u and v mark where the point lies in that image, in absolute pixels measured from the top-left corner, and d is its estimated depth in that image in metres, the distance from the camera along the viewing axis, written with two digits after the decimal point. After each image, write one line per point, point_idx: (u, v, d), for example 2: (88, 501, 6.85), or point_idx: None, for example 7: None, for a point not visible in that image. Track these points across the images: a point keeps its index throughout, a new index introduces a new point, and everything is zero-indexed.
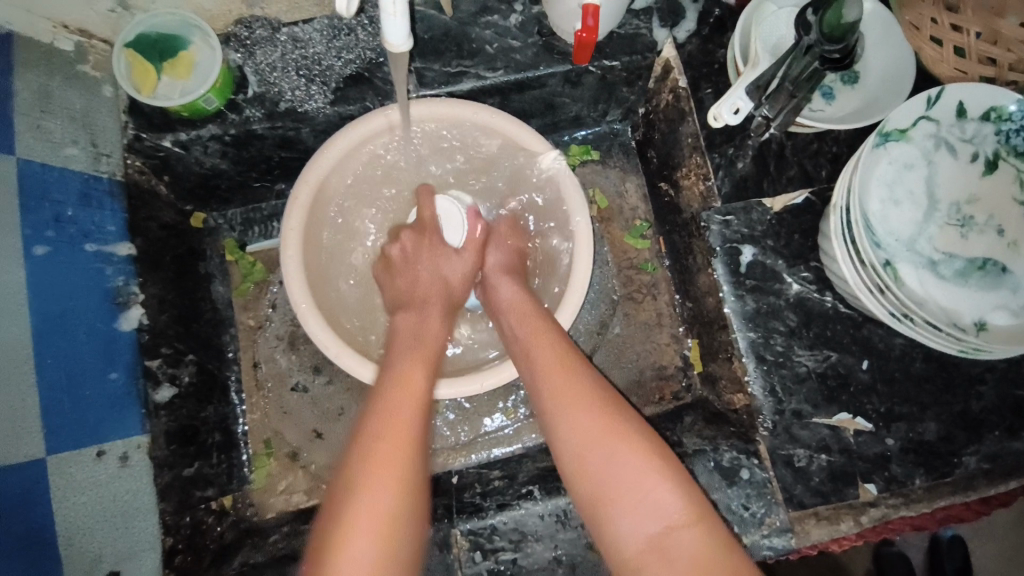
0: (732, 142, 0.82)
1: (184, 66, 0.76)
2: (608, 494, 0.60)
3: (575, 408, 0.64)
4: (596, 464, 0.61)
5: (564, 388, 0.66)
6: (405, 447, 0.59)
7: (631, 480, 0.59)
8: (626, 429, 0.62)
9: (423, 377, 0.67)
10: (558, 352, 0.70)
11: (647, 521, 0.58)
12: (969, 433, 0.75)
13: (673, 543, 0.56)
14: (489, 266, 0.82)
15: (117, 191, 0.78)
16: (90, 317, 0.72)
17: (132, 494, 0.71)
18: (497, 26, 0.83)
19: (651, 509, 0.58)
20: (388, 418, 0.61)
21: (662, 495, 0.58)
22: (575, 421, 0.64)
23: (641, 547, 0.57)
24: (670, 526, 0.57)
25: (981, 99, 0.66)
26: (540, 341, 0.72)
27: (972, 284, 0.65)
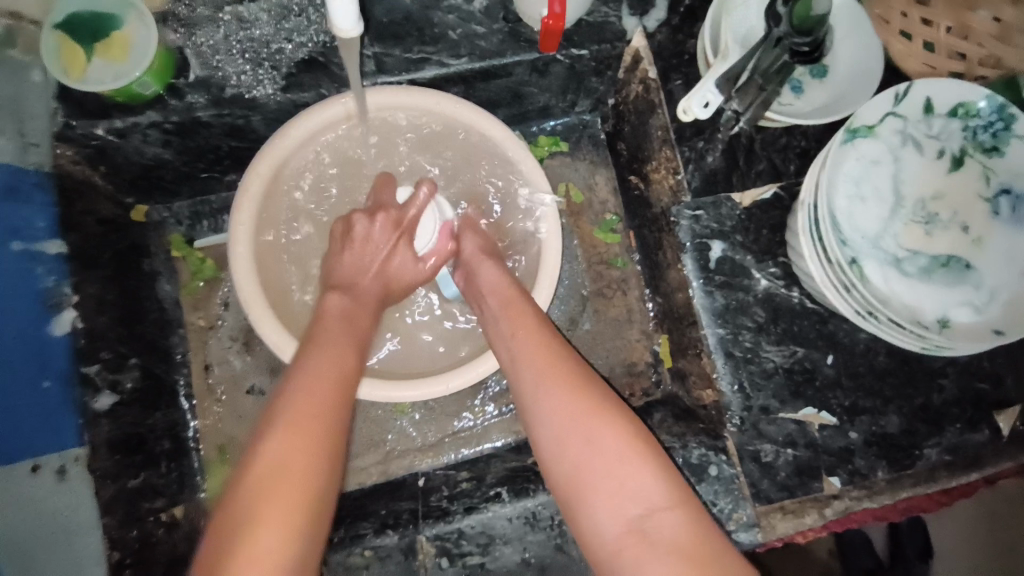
0: (702, 135, 0.81)
1: (120, 47, 0.69)
2: (589, 479, 0.58)
3: (552, 391, 0.63)
4: (579, 449, 0.60)
5: (546, 373, 0.65)
6: (317, 436, 0.55)
7: (611, 465, 0.58)
8: (607, 414, 0.61)
9: (340, 362, 0.62)
10: (535, 337, 0.68)
11: (627, 505, 0.56)
12: (930, 426, 0.76)
13: (654, 526, 0.55)
14: (468, 252, 0.79)
15: (48, 184, 0.72)
16: (18, 321, 0.66)
17: (72, 509, 0.67)
18: (460, 10, 0.79)
19: (632, 492, 0.57)
20: (307, 401, 0.57)
21: (643, 481, 0.57)
22: (555, 406, 0.62)
23: (622, 531, 0.56)
24: (654, 509, 0.56)
25: (949, 94, 0.65)
26: (521, 326, 0.70)
27: (936, 281, 0.65)
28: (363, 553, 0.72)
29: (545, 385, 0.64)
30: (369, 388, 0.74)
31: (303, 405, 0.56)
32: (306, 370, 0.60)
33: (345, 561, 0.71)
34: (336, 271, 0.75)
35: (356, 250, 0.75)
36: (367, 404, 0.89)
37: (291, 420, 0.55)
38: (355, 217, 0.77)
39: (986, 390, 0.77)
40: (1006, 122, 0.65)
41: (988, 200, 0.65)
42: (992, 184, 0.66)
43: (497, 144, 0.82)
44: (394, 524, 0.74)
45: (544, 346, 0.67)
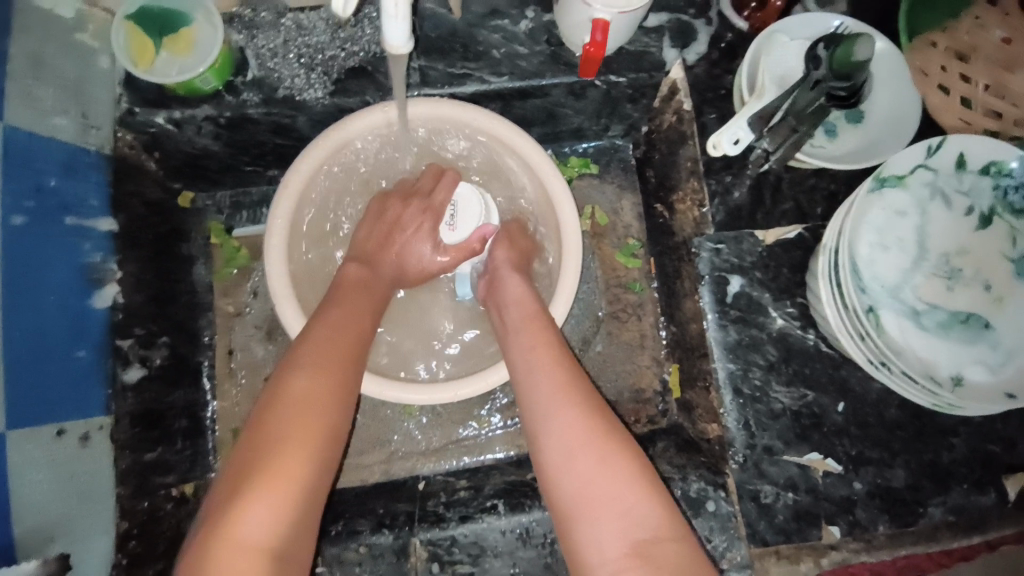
0: (731, 170, 0.81)
1: (184, 43, 0.74)
2: (592, 497, 0.58)
3: (563, 406, 0.64)
4: (584, 466, 0.60)
5: (557, 390, 0.66)
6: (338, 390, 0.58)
7: (614, 484, 0.59)
8: (609, 436, 0.62)
9: (364, 333, 0.66)
10: (548, 354, 0.69)
11: (635, 527, 0.56)
12: (937, 484, 0.76)
13: (658, 549, 0.55)
14: (498, 260, 0.81)
15: (103, 164, 0.77)
16: (65, 291, 0.70)
17: (91, 476, 0.70)
18: (505, 30, 0.82)
19: (633, 514, 0.57)
20: (335, 356, 0.61)
21: (640, 502, 0.58)
22: (567, 423, 0.63)
23: (626, 551, 0.55)
24: (655, 534, 0.56)
25: (983, 153, 0.65)
26: (536, 341, 0.71)
27: (953, 337, 0.64)
28: (358, 549, 0.74)
29: (553, 401, 0.64)
30: (380, 386, 0.76)
31: (331, 360, 0.60)
32: (335, 330, 0.64)
33: (339, 555, 0.73)
34: (359, 243, 0.80)
35: (382, 228, 0.80)
36: (377, 404, 0.89)
37: (320, 369, 0.59)
38: (391, 200, 0.83)
39: (997, 452, 0.76)
40: None
41: (1013, 261, 0.65)
42: (1019, 245, 0.65)
43: (527, 159, 0.83)
44: (390, 524, 0.75)
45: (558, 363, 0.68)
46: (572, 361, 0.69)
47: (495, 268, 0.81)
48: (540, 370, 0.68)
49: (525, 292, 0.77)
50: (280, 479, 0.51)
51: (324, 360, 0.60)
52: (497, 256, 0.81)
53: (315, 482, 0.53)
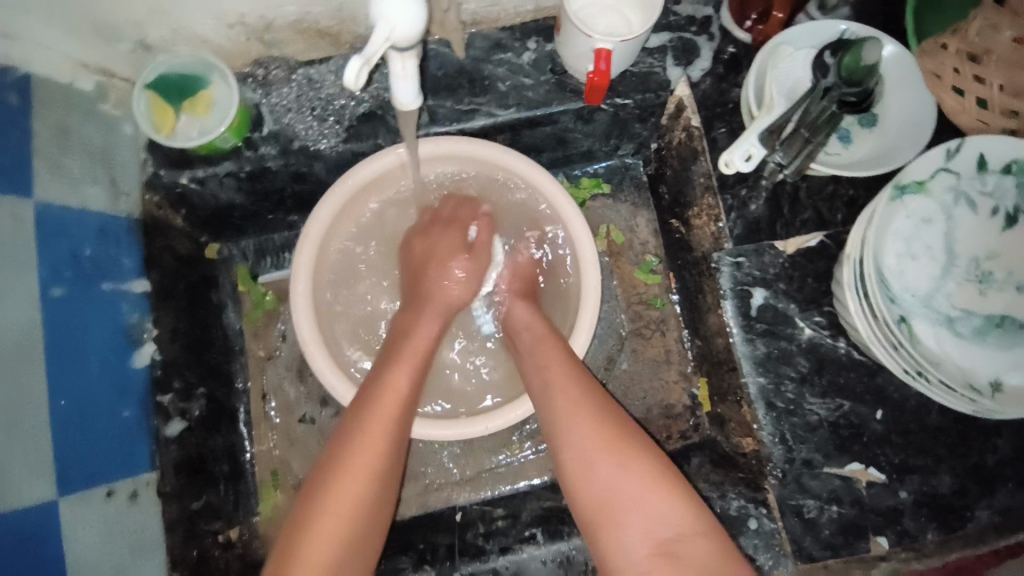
0: (746, 182, 0.81)
1: (202, 104, 0.77)
2: (615, 505, 0.61)
3: (574, 420, 0.65)
4: (603, 477, 0.62)
5: (567, 402, 0.67)
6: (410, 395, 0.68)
7: (635, 496, 0.60)
8: (629, 445, 0.63)
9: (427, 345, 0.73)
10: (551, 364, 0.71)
11: (659, 527, 0.59)
12: (983, 487, 0.74)
13: (681, 550, 0.58)
14: (504, 293, 0.82)
15: (135, 227, 0.80)
16: (107, 353, 0.74)
17: (143, 527, 0.73)
18: (510, 63, 0.83)
19: (656, 520, 0.59)
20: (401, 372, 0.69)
21: (666, 506, 0.60)
22: (579, 438, 0.64)
23: (651, 552, 0.58)
24: (679, 534, 0.59)
25: (1003, 153, 0.64)
26: (544, 356, 0.73)
27: (990, 343, 0.63)
28: None
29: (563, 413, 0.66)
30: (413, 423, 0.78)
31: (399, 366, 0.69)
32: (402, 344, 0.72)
33: None
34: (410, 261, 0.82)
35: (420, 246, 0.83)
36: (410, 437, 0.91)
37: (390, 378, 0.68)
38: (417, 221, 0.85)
39: None
40: None
41: None
42: None
43: (537, 185, 0.85)
44: (431, 559, 0.77)
45: (564, 377, 0.69)
46: (579, 372, 0.70)
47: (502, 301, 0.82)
48: (551, 381, 0.69)
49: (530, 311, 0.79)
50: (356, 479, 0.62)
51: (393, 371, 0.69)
52: (504, 288, 0.82)
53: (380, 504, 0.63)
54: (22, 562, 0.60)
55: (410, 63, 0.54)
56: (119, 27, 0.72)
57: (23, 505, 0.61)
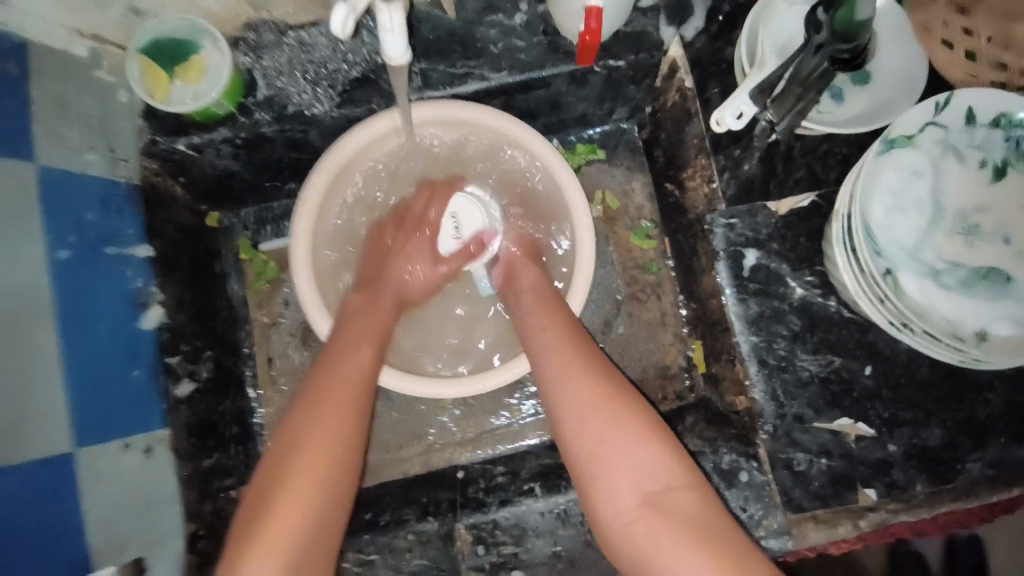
0: (740, 143, 0.81)
1: (194, 70, 0.77)
2: (602, 456, 0.62)
3: (573, 378, 0.67)
4: (596, 430, 0.63)
5: (565, 362, 0.68)
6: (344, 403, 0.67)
7: (624, 451, 0.61)
8: (620, 401, 0.64)
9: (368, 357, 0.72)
10: (549, 328, 0.73)
11: (648, 480, 0.60)
12: (974, 440, 0.75)
13: (666, 504, 0.59)
14: (510, 257, 0.85)
15: (135, 196, 0.81)
16: (115, 317, 0.75)
17: (156, 485, 0.76)
18: (502, 25, 0.83)
19: (642, 475, 0.60)
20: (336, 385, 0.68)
21: (655, 459, 0.61)
22: (577, 395, 0.65)
23: (638, 502, 0.59)
24: (666, 489, 0.59)
25: (991, 106, 0.64)
26: (543, 321, 0.74)
27: (977, 294, 0.63)
28: (406, 536, 0.77)
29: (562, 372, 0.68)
30: (414, 384, 0.80)
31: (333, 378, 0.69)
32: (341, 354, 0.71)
33: (390, 542, 0.77)
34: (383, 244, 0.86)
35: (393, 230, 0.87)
36: (411, 399, 0.93)
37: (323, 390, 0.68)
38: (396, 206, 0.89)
39: None
40: None
41: None
42: None
43: (530, 149, 0.85)
44: (434, 512, 0.79)
45: (565, 339, 0.71)
46: (581, 336, 0.72)
47: (508, 265, 0.85)
48: (550, 344, 0.71)
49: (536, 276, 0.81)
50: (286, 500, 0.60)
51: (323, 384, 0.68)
52: (511, 252, 0.86)
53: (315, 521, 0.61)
54: (41, 515, 0.63)
55: (397, 14, 0.54)
56: None
57: (37, 460, 0.63)
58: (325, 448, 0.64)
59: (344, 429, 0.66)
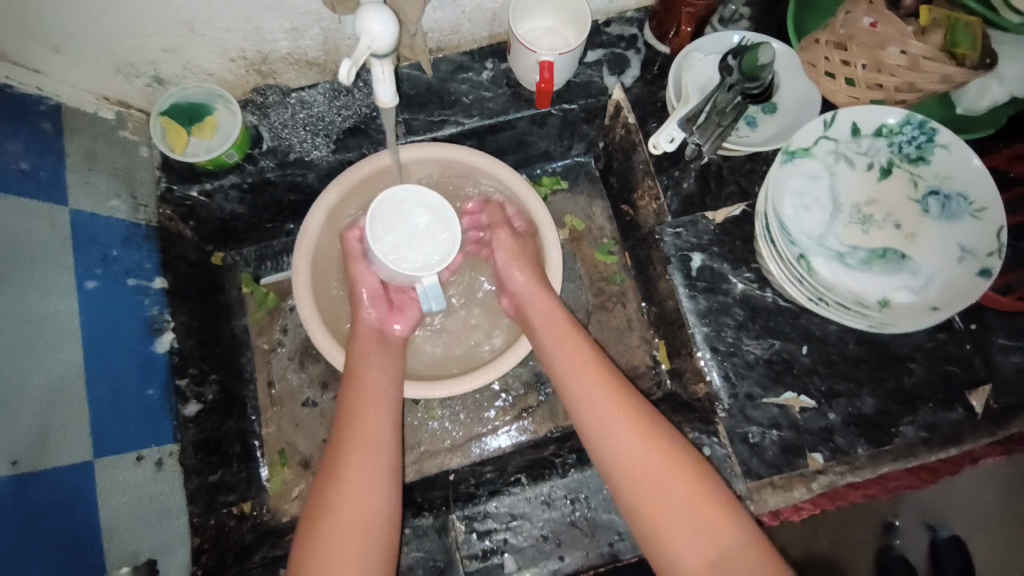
0: (677, 166, 0.96)
1: (208, 128, 0.90)
2: (664, 520, 0.67)
3: (627, 434, 0.72)
4: (651, 491, 0.68)
5: (615, 418, 0.74)
6: (380, 457, 0.74)
7: (686, 504, 0.67)
8: (673, 457, 0.70)
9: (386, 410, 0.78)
10: (593, 380, 0.78)
11: (708, 546, 0.64)
12: (904, 406, 0.85)
13: (733, 563, 0.63)
14: (520, 285, 0.90)
15: (152, 235, 0.92)
16: (133, 340, 0.84)
17: (166, 496, 0.82)
18: (472, 81, 0.99)
19: (707, 531, 0.65)
20: (362, 441, 0.74)
21: (713, 523, 0.66)
22: (629, 456, 0.71)
23: (702, 568, 0.64)
24: (729, 547, 0.64)
25: (871, 119, 0.79)
26: (589, 382, 0.78)
27: (877, 270, 0.77)
28: (404, 530, 0.81)
29: (621, 429, 0.73)
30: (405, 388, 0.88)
31: (360, 435, 0.74)
32: (359, 406, 0.77)
33: None
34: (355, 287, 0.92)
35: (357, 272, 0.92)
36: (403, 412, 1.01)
37: (354, 446, 0.73)
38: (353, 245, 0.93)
39: (956, 371, 0.86)
40: (928, 135, 0.78)
41: (918, 201, 0.79)
42: (921, 187, 0.79)
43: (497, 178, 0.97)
44: (428, 508, 0.84)
45: (614, 395, 0.76)
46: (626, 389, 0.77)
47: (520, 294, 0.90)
48: (600, 404, 0.75)
49: (551, 304, 0.87)
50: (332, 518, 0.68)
51: (353, 441, 0.74)
52: (518, 278, 0.91)
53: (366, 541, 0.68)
54: (62, 517, 0.69)
55: (388, 68, 0.67)
56: (137, 65, 0.85)
57: (59, 467, 0.70)
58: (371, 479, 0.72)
59: (382, 454, 0.74)
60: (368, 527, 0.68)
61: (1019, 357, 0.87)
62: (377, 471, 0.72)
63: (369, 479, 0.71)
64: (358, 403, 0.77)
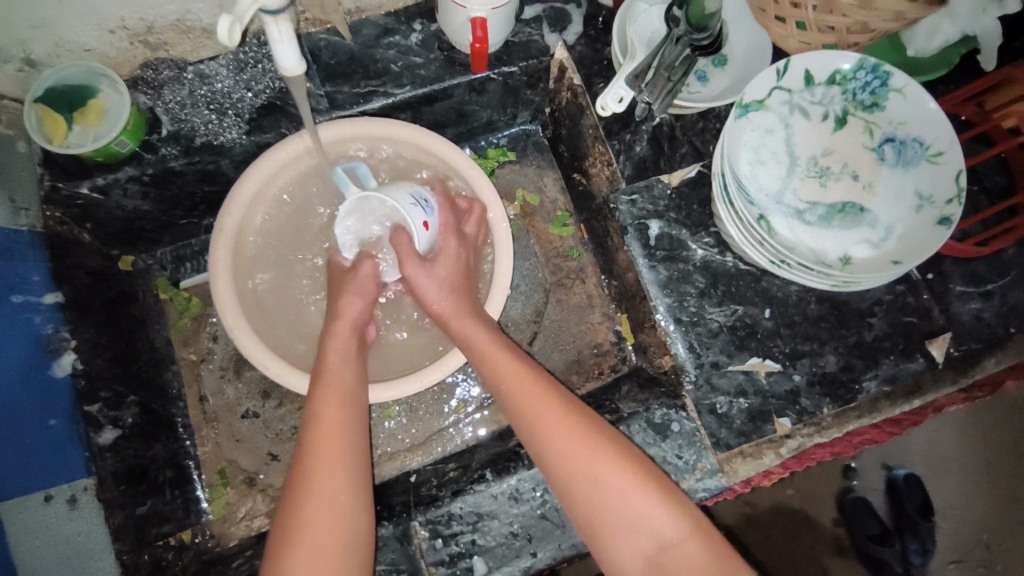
0: (628, 128, 0.90)
1: (93, 114, 0.77)
2: (608, 517, 0.63)
3: (560, 430, 0.67)
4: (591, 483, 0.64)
5: (552, 418, 0.68)
6: (352, 439, 0.69)
7: (625, 500, 0.63)
8: (613, 450, 0.66)
9: (350, 411, 0.71)
10: (522, 377, 0.72)
11: (645, 541, 0.62)
12: (866, 361, 0.84)
13: (670, 557, 0.61)
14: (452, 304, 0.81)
15: (39, 242, 0.79)
16: (24, 365, 0.74)
17: (86, 535, 0.75)
18: (400, 46, 0.88)
19: (646, 527, 0.62)
20: (329, 448, 0.67)
21: (655, 518, 0.63)
22: (562, 446, 0.67)
23: (641, 565, 0.62)
24: (670, 542, 0.62)
25: (825, 65, 0.76)
26: (529, 391, 0.71)
27: (836, 226, 0.75)
28: None
29: (551, 425, 0.68)
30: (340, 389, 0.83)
31: (331, 411, 0.70)
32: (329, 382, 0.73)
33: None
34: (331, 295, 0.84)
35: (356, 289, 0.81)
36: None
37: (324, 420, 0.69)
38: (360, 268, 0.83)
39: (915, 322, 0.85)
40: (881, 80, 0.75)
41: (874, 149, 0.77)
42: (876, 135, 0.77)
43: (428, 149, 0.89)
44: (388, 516, 0.78)
45: (547, 390, 0.71)
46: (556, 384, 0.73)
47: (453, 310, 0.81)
48: (536, 405, 0.70)
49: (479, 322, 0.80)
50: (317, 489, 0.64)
51: (322, 451, 0.66)
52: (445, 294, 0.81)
53: (348, 522, 0.63)
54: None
55: (285, 27, 0.59)
56: (6, 48, 0.70)
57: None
58: (339, 456, 0.67)
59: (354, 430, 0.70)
60: (337, 513, 0.63)
61: (977, 303, 0.86)
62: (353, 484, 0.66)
63: (340, 493, 0.64)
64: (321, 406, 0.70)
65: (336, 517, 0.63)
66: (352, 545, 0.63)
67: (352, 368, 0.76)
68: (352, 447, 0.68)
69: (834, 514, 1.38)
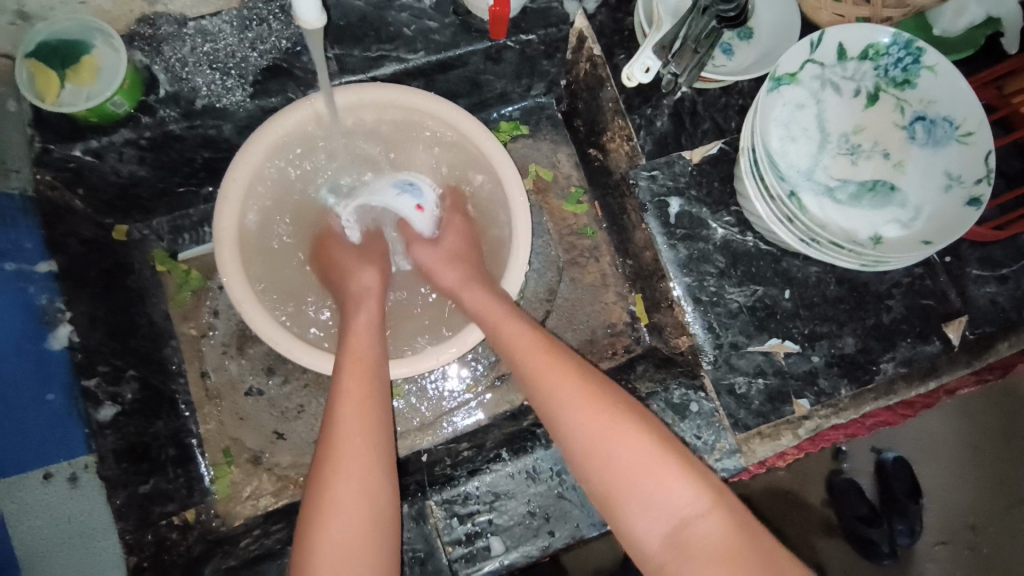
0: (649, 102, 0.87)
1: (87, 72, 0.72)
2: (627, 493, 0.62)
3: (580, 407, 0.65)
4: (615, 457, 0.63)
5: (572, 394, 0.66)
6: (373, 415, 0.66)
7: (647, 473, 0.61)
8: (635, 425, 0.64)
9: (373, 385, 0.68)
10: (540, 354, 0.70)
11: (667, 518, 0.60)
12: (883, 342, 0.84)
13: (694, 534, 0.59)
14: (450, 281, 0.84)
15: (32, 208, 0.75)
16: (19, 337, 0.70)
17: (87, 514, 0.71)
18: (412, 8, 0.83)
19: (669, 503, 0.60)
20: (352, 422, 0.65)
21: (678, 494, 0.60)
22: (582, 420, 0.65)
23: (662, 543, 0.60)
24: (693, 518, 0.60)
25: (859, 40, 0.74)
26: (546, 368, 0.69)
27: (866, 205, 0.74)
28: None
29: (571, 401, 0.66)
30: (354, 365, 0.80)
31: (355, 383, 0.68)
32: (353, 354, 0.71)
33: None
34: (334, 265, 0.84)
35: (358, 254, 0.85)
36: None
37: (347, 393, 0.67)
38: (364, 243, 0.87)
39: (932, 305, 0.85)
40: (914, 56, 0.74)
41: (904, 127, 0.75)
42: (907, 113, 0.75)
43: (442, 119, 0.85)
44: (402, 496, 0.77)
45: (565, 364, 0.69)
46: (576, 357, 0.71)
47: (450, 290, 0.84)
48: (555, 381, 0.68)
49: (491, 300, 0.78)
50: (340, 465, 0.62)
51: (343, 423, 0.64)
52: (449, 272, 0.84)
53: (372, 499, 0.61)
54: None
55: None
56: None
57: None
58: (364, 431, 0.64)
59: (376, 404, 0.67)
60: (362, 491, 0.61)
61: (992, 286, 0.86)
62: (378, 452, 0.64)
63: (367, 470, 0.62)
64: (345, 379, 0.68)
65: (362, 495, 0.61)
66: (376, 522, 0.60)
67: (371, 339, 0.74)
68: (377, 422, 0.66)
69: (824, 495, 1.40)
